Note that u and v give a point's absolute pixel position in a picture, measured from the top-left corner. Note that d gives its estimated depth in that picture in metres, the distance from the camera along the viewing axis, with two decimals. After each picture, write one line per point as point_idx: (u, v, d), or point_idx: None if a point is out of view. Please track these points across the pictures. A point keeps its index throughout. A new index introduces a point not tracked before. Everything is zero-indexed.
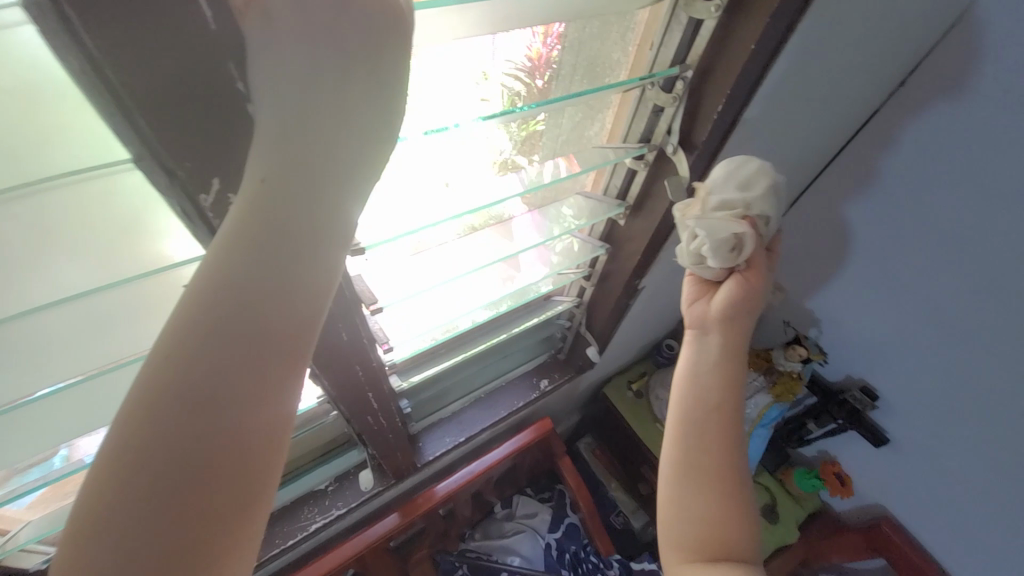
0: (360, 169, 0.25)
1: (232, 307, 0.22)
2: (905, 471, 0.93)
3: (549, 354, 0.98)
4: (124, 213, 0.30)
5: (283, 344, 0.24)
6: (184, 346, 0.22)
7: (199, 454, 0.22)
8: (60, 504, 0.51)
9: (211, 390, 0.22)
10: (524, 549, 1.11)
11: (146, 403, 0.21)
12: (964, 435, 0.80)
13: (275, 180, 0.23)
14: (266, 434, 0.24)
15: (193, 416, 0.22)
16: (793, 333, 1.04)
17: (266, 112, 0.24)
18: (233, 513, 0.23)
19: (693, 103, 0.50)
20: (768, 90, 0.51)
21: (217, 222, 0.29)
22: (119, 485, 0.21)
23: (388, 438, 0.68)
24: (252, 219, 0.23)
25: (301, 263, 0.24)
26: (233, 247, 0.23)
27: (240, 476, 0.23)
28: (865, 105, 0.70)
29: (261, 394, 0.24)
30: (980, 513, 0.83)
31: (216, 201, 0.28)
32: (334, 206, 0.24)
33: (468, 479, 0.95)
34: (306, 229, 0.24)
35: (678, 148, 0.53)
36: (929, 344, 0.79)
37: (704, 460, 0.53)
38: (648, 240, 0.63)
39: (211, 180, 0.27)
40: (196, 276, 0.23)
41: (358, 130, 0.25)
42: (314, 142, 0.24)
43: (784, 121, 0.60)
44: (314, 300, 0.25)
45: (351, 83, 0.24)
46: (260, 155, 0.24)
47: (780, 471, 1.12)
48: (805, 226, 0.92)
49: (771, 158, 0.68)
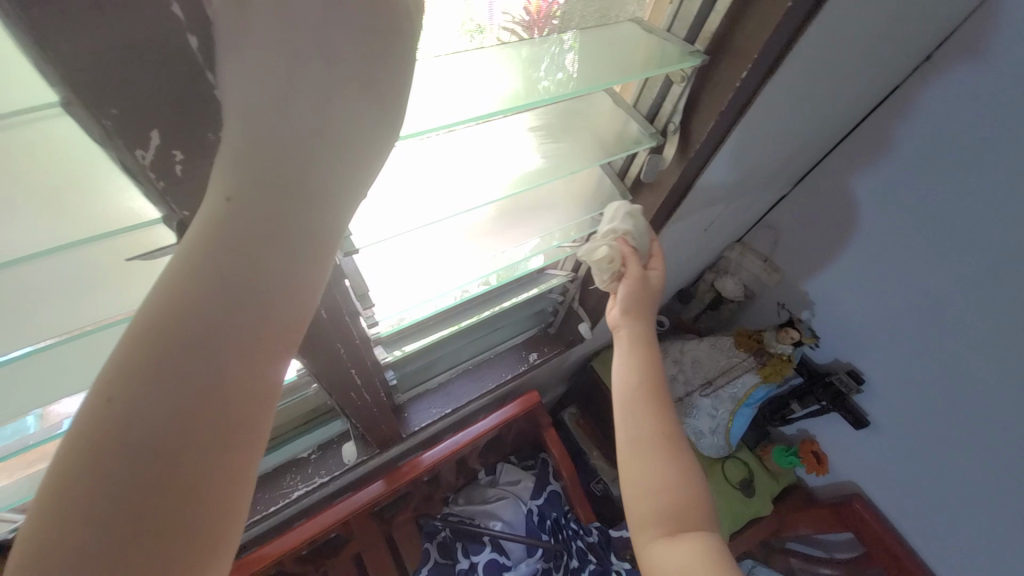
0: (348, 186, 0.23)
1: (194, 340, 0.20)
2: (884, 451, 0.96)
3: (539, 328, 0.96)
4: (68, 167, 0.26)
5: (277, 327, 0.22)
6: (134, 386, 0.19)
7: (184, 446, 0.19)
8: (27, 473, 0.48)
9: (171, 436, 0.19)
10: (506, 515, 1.13)
11: (94, 453, 0.18)
12: (948, 420, 0.82)
13: (246, 196, 0.20)
14: (256, 425, 0.22)
15: (151, 459, 0.19)
16: (787, 315, 1.04)
17: (234, 117, 0.21)
18: (213, 519, 0.21)
19: (710, 73, 0.45)
20: (796, 57, 0.46)
21: (161, 183, 0.24)
22: (66, 549, 0.18)
23: (373, 411, 0.66)
24: (229, 213, 0.20)
25: (293, 251, 0.21)
26: (214, 230, 0.20)
27: (228, 469, 0.21)
28: (885, 81, 0.65)
29: (232, 431, 0.21)
30: (956, 494, 0.87)
31: (158, 159, 0.23)
32: (318, 218, 0.22)
33: (454, 449, 0.95)
34: (286, 250, 0.21)
35: (678, 131, 0.51)
36: (926, 331, 0.78)
37: (650, 430, 0.55)
38: (651, 218, 0.60)
39: (150, 132, 0.22)
40: (177, 253, 0.20)
41: (350, 144, 0.22)
42: (296, 154, 0.21)
43: (806, 92, 0.55)
44: (306, 290, 0.22)
45: (344, 91, 0.22)
46: (230, 166, 0.21)
47: (760, 447, 1.15)
48: (810, 206, 0.89)
49: (786, 133, 0.64)
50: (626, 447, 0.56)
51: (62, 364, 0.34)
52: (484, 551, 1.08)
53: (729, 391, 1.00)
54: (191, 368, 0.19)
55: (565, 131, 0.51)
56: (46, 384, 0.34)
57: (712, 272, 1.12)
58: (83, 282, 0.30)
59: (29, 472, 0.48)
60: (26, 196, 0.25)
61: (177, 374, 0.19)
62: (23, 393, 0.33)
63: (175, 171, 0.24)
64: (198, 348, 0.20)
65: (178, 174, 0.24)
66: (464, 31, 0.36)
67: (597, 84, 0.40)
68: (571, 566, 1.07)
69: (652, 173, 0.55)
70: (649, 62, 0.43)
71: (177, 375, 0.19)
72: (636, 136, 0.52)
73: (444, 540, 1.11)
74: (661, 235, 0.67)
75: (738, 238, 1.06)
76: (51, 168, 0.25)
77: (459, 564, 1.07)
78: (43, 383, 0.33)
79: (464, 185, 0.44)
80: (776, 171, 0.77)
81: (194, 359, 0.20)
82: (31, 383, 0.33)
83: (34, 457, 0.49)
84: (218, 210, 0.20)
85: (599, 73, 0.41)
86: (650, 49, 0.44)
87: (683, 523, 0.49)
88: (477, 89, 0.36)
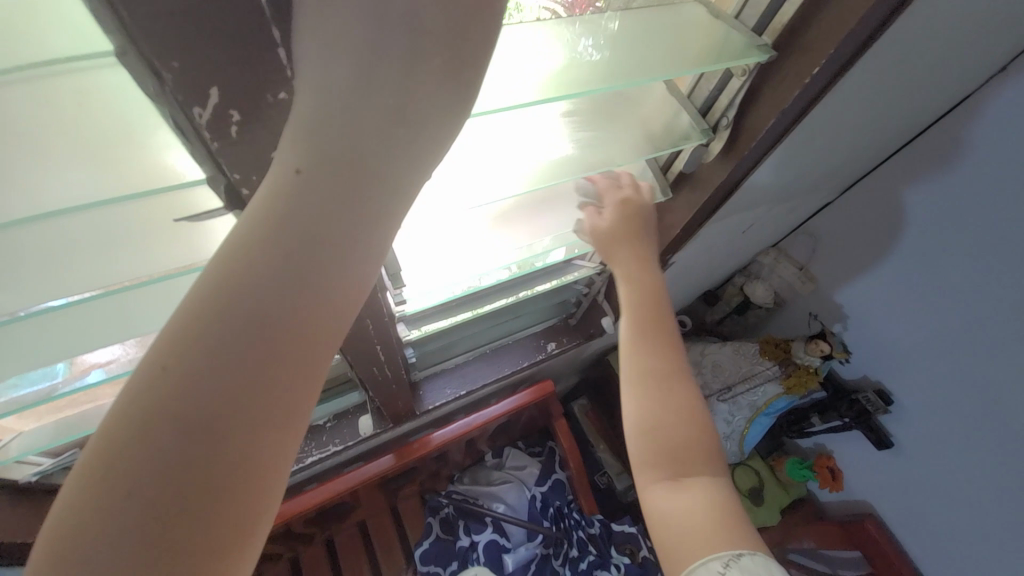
0: (412, 169, 0.21)
1: (247, 316, 0.19)
2: (905, 472, 0.95)
3: (560, 318, 0.95)
4: (107, 121, 0.25)
5: (325, 312, 0.21)
6: (189, 356, 0.19)
7: (224, 424, 0.19)
8: (56, 416, 0.51)
9: (218, 411, 0.19)
10: (510, 498, 1.15)
11: (142, 418, 0.18)
12: (983, 447, 0.81)
13: (315, 170, 0.20)
14: (296, 411, 0.21)
15: (194, 433, 0.18)
16: (818, 327, 1.01)
17: (310, 90, 0.20)
18: (246, 503, 0.20)
19: (778, 69, 0.43)
20: (872, 57, 0.43)
21: (216, 144, 0.23)
22: (106, 515, 0.18)
23: (392, 387, 0.67)
24: (296, 188, 0.20)
25: (349, 233, 0.20)
26: (276, 204, 0.20)
27: (265, 452, 0.20)
28: (956, 90, 0.61)
29: (274, 414, 0.20)
30: (979, 521, 0.85)
31: (215, 119, 0.22)
32: (380, 200, 0.21)
33: (464, 431, 0.96)
34: (343, 234, 0.20)
35: (730, 127, 0.48)
36: (972, 354, 0.77)
37: (654, 371, 0.54)
38: (691, 217, 0.58)
39: (210, 89, 0.21)
40: (236, 229, 0.20)
41: (424, 127, 0.21)
42: (370, 131, 0.20)
43: (874, 95, 0.52)
44: (357, 276, 0.21)
45: (423, 69, 0.21)
46: (302, 135, 0.20)
47: (773, 457, 1.13)
48: (855, 215, 0.85)
49: (844, 138, 0.61)
50: (631, 381, 0.55)
51: (92, 319, 0.34)
52: (485, 531, 1.10)
53: (749, 398, 0.98)
54: (243, 343, 0.19)
55: (606, 127, 0.48)
56: (87, 333, 0.35)
57: (743, 275, 1.07)
58: (108, 242, 0.30)
59: (58, 417, 0.51)
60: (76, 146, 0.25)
61: (229, 348, 0.19)
62: (65, 340, 0.34)
63: (231, 133, 0.23)
64: (245, 325, 0.19)
65: (233, 137, 0.23)
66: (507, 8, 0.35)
67: (655, 76, 0.37)
68: (571, 555, 1.07)
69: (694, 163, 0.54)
70: (711, 54, 0.40)
71: (229, 348, 0.19)
72: (685, 129, 0.49)
73: (447, 516, 1.14)
74: (699, 234, 0.65)
75: (774, 243, 1.01)
76: (99, 118, 0.25)
77: (460, 541, 1.10)
78: (84, 334, 0.35)
79: (503, 165, 0.43)
80: (825, 177, 0.73)
81: (247, 335, 0.19)
82: (61, 335, 0.34)
83: (63, 405, 0.51)
84: (286, 183, 0.20)
85: (656, 64, 0.38)
86: (712, 36, 0.41)
87: (687, 468, 0.49)
88: (526, 67, 0.34)
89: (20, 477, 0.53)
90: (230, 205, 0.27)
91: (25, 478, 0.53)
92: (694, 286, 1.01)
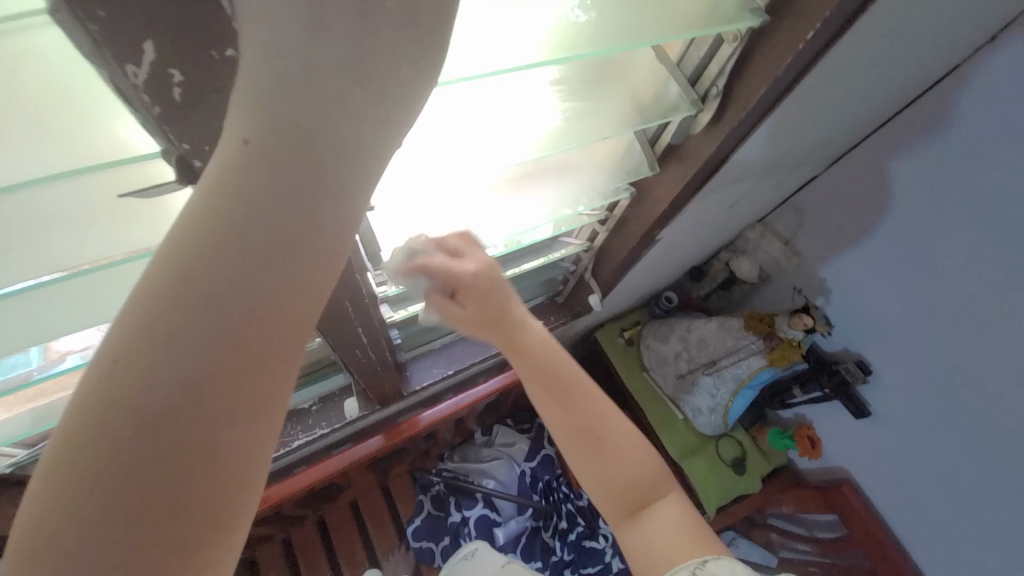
0: (376, 139, 0.19)
1: (208, 300, 0.17)
2: (880, 438, 0.99)
3: (547, 296, 0.95)
4: (39, 89, 0.22)
5: (291, 295, 0.19)
6: (146, 344, 0.17)
7: (184, 420, 0.17)
8: (29, 406, 0.49)
9: (182, 404, 0.17)
10: (500, 474, 1.16)
11: (103, 411, 0.17)
12: (954, 413, 0.84)
13: (266, 141, 0.17)
14: (266, 404, 0.19)
15: (150, 430, 0.17)
16: (801, 301, 1.02)
17: (254, 43, 0.17)
18: (218, 501, 0.19)
19: (768, 37, 0.41)
20: (865, 25, 0.42)
21: (157, 110, 0.21)
22: (76, 510, 0.17)
23: (377, 369, 0.66)
24: (245, 162, 0.17)
25: (309, 207, 0.18)
26: (226, 180, 0.17)
27: (235, 447, 0.19)
28: (945, 60, 0.61)
29: (241, 407, 0.18)
30: (948, 483, 0.90)
31: (153, 80, 0.20)
32: (343, 174, 0.19)
33: (453, 410, 0.96)
34: (310, 208, 0.18)
35: (721, 96, 0.46)
36: (948, 325, 0.79)
37: (587, 431, 0.52)
38: (677, 193, 0.58)
39: (143, 44, 0.19)
40: (188, 205, 0.18)
41: (388, 88, 0.19)
42: (325, 94, 0.18)
43: (865, 66, 0.51)
44: (324, 257, 0.19)
45: (381, 19, 0.18)
46: (248, 101, 0.18)
47: (755, 428, 1.16)
48: (841, 189, 0.86)
49: (833, 111, 0.60)
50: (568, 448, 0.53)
51: (67, 302, 0.32)
52: (475, 507, 1.12)
53: (733, 371, 1.00)
54: (205, 330, 0.17)
55: (591, 93, 0.45)
56: (54, 320, 0.33)
57: (728, 251, 1.08)
58: (75, 219, 0.28)
59: (28, 408, 0.49)
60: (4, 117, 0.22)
61: (188, 336, 0.17)
62: (15, 331, 0.32)
63: (174, 96, 0.21)
64: (199, 312, 0.17)
65: (177, 101, 0.21)
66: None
67: (643, 42, 0.35)
68: (560, 527, 1.11)
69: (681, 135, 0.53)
70: (704, 19, 0.38)
71: (188, 337, 0.17)
72: (673, 100, 0.47)
73: (438, 493, 1.15)
74: (686, 210, 0.64)
75: (760, 218, 1.02)
76: (28, 85, 0.22)
77: (451, 517, 1.12)
78: (38, 323, 0.32)
79: (488, 141, 0.41)
80: (813, 150, 0.73)
81: (209, 322, 0.17)
82: (29, 322, 0.32)
83: (32, 395, 0.49)
84: (234, 156, 0.17)
85: (643, 28, 0.36)
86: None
87: (641, 505, 0.51)
88: (514, 32, 0.33)
89: None
90: (183, 180, 0.25)
91: None
92: (681, 263, 1.01)
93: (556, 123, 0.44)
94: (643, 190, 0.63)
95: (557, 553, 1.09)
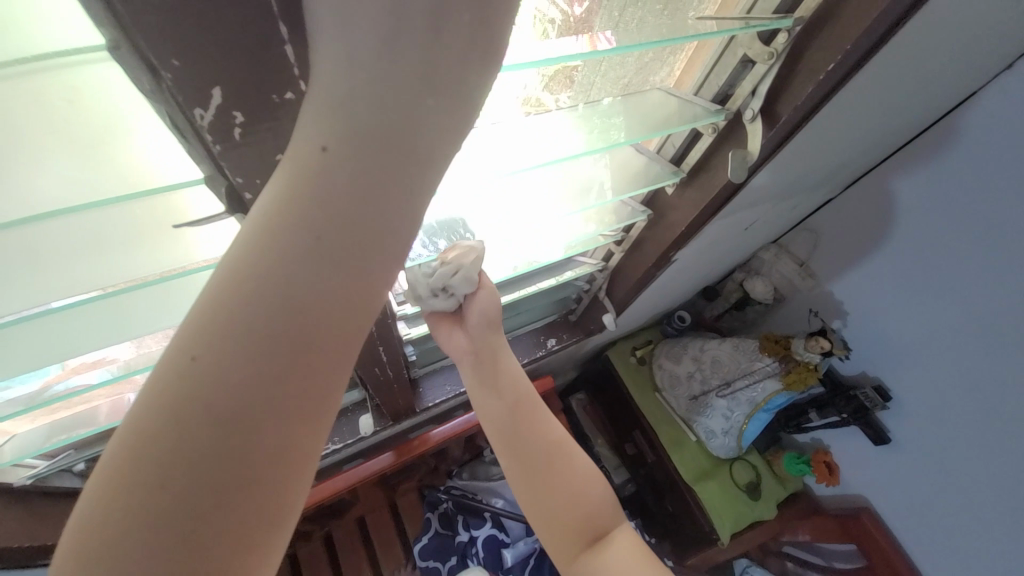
0: (436, 146, 0.21)
1: (275, 302, 0.19)
2: (901, 466, 0.96)
3: (559, 314, 0.96)
4: (86, 123, 0.23)
5: (355, 284, 0.21)
6: (217, 341, 0.19)
7: (256, 396, 0.19)
8: (63, 414, 0.51)
9: (246, 399, 0.19)
10: (509, 493, 1.14)
11: (174, 404, 0.18)
12: (979, 440, 0.82)
13: (345, 146, 0.20)
14: (323, 389, 0.21)
15: (223, 402, 0.18)
16: (818, 324, 1.00)
17: (332, 70, 0.20)
18: (275, 481, 0.20)
19: (794, 66, 0.43)
20: (885, 56, 0.43)
21: (218, 147, 0.22)
22: (135, 506, 0.18)
23: (393, 386, 0.66)
24: (325, 165, 0.20)
25: (378, 209, 0.20)
26: (306, 180, 0.20)
27: (297, 427, 0.20)
28: (964, 87, 0.62)
29: (303, 385, 0.20)
30: (974, 513, 0.87)
31: (218, 121, 0.21)
32: (407, 177, 0.21)
33: (464, 428, 0.95)
34: (379, 213, 0.20)
35: (758, 114, 0.46)
36: (971, 348, 0.77)
37: (536, 449, 0.52)
38: (695, 215, 0.58)
39: (212, 89, 0.20)
40: (267, 203, 0.20)
41: (453, 100, 0.21)
42: (402, 100, 0.20)
43: (882, 95, 0.52)
44: (384, 252, 0.21)
45: (450, 25, 0.21)
46: (329, 113, 0.20)
47: (770, 452, 1.13)
48: (856, 210, 0.87)
49: (851, 136, 0.61)
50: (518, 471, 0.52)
51: (92, 325, 0.33)
52: (484, 526, 1.11)
53: (748, 394, 0.99)
54: (274, 328, 0.19)
55: (617, 112, 0.45)
56: (75, 343, 0.33)
57: (743, 271, 1.07)
58: (108, 244, 0.28)
59: (54, 419, 0.50)
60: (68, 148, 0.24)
61: (257, 337, 0.19)
62: (48, 346, 0.33)
63: (234, 135, 0.22)
64: (275, 295, 0.19)
65: (236, 139, 0.22)
66: (535, 22, 0.34)
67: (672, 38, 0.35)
68: None
69: (741, 170, 0.49)
70: (734, 23, 0.39)
71: (255, 336, 0.19)
72: (699, 114, 0.47)
73: (446, 511, 1.15)
74: (702, 233, 0.65)
75: (775, 239, 1.02)
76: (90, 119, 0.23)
77: (459, 535, 1.11)
78: (70, 340, 0.33)
79: (534, 149, 0.41)
80: (831, 173, 0.73)
81: (276, 323, 0.19)
82: (51, 343, 0.33)
83: (58, 407, 0.50)
84: (314, 160, 0.20)
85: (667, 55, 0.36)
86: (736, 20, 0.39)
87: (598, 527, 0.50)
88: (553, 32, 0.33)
89: (14, 481, 0.52)
90: (229, 205, 0.26)
91: (17, 484, 0.52)
92: (694, 282, 1.01)
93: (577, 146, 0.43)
94: (660, 212, 0.64)
95: None
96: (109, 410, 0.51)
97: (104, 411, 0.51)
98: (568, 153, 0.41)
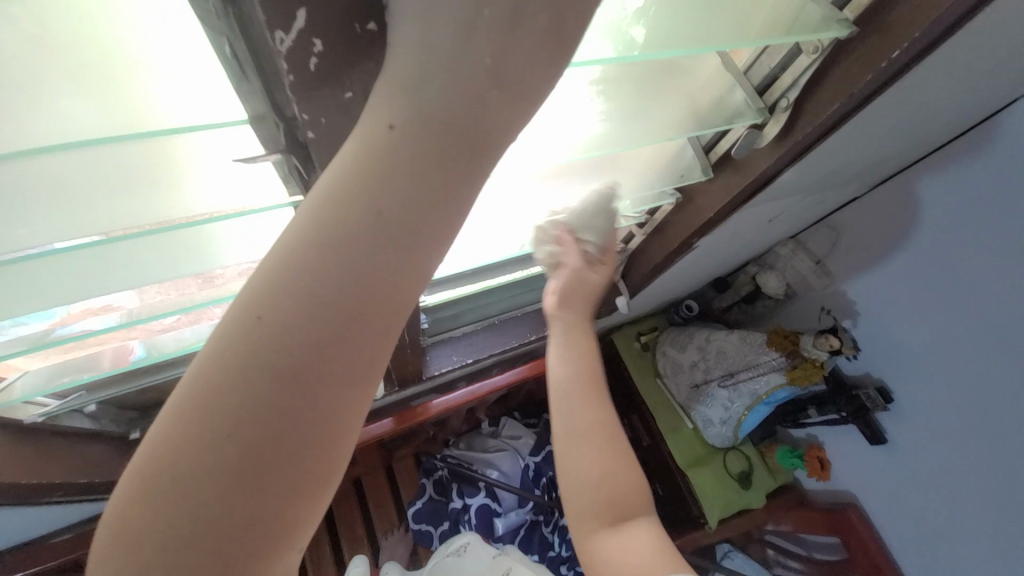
0: (505, 128, 0.20)
1: (341, 267, 0.18)
2: (895, 467, 0.97)
3: None
4: (111, 48, 0.22)
5: (413, 260, 0.19)
6: (277, 306, 0.18)
7: (310, 373, 0.18)
8: (62, 359, 0.50)
9: (308, 366, 0.18)
10: (503, 466, 1.16)
11: (228, 375, 0.17)
12: (976, 447, 0.83)
13: (410, 125, 0.18)
14: (371, 368, 0.20)
15: (277, 374, 0.17)
16: (828, 321, 1.00)
17: (408, 40, 0.19)
18: (320, 459, 0.19)
19: (852, 48, 0.41)
20: (948, 47, 0.41)
21: (292, 78, 0.21)
22: (193, 464, 0.17)
23: (405, 352, 0.66)
24: (392, 139, 0.18)
25: (442, 187, 0.19)
26: (369, 154, 0.18)
27: (347, 404, 0.19)
28: (1009, 92, 0.60)
29: (354, 364, 0.19)
30: (961, 517, 0.89)
31: (297, 47, 0.20)
32: (474, 155, 0.19)
33: (466, 399, 0.95)
34: (441, 192, 0.19)
35: (790, 108, 0.46)
36: (982, 357, 0.78)
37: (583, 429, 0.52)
38: (725, 202, 0.57)
39: (298, 10, 0.19)
40: (333, 173, 0.19)
41: (529, 82, 0.19)
42: (473, 82, 0.18)
43: (933, 92, 0.51)
44: (444, 230, 0.20)
45: (524, 31, 0.18)
46: (399, 92, 0.19)
47: (764, 444, 1.14)
48: (879, 210, 0.86)
49: (890, 133, 0.59)
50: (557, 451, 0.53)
51: (107, 265, 0.32)
52: (477, 495, 1.13)
53: (750, 386, 0.99)
54: (332, 301, 0.18)
55: (647, 96, 0.44)
56: (91, 280, 0.32)
57: (757, 265, 1.05)
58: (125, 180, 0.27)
59: (60, 360, 0.50)
60: (78, 72, 0.22)
61: (316, 308, 0.18)
62: (67, 284, 0.32)
63: (309, 65, 0.20)
64: (334, 266, 0.18)
65: (311, 71, 0.21)
66: None
67: (715, 43, 0.34)
68: (560, 524, 1.10)
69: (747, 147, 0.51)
70: (783, 23, 0.38)
71: (319, 303, 0.18)
72: (738, 107, 0.47)
73: (441, 478, 1.17)
74: (730, 219, 0.63)
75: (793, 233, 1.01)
76: (103, 42, 0.22)
77: (453, 503, 1.13)
78: (90, 278, 0.32)
79: (565, 134, 0.41)
80: (863, 170, 0.72)
81: (340, 291, 0.18)
82: (63, 282, 0.31)
83: (69, 347, 0.50)
84: (379, 139, 0.18)
85: (711, 37, 0.35)
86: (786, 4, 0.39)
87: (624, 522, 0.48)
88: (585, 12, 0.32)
89: (25, 417, 0.51)
90: (287, 148, 0.26)
91: (28, 420, 0.51)
92: (707, 273, 1.01)
93: (599, 127, 0.43)
94: (689, 197, 0.63)
95: (556, 548, 1.09)
96: (111, 357, 0.51)
97: (108, 359, 0.51)
98: (589, 145, 0.42)
